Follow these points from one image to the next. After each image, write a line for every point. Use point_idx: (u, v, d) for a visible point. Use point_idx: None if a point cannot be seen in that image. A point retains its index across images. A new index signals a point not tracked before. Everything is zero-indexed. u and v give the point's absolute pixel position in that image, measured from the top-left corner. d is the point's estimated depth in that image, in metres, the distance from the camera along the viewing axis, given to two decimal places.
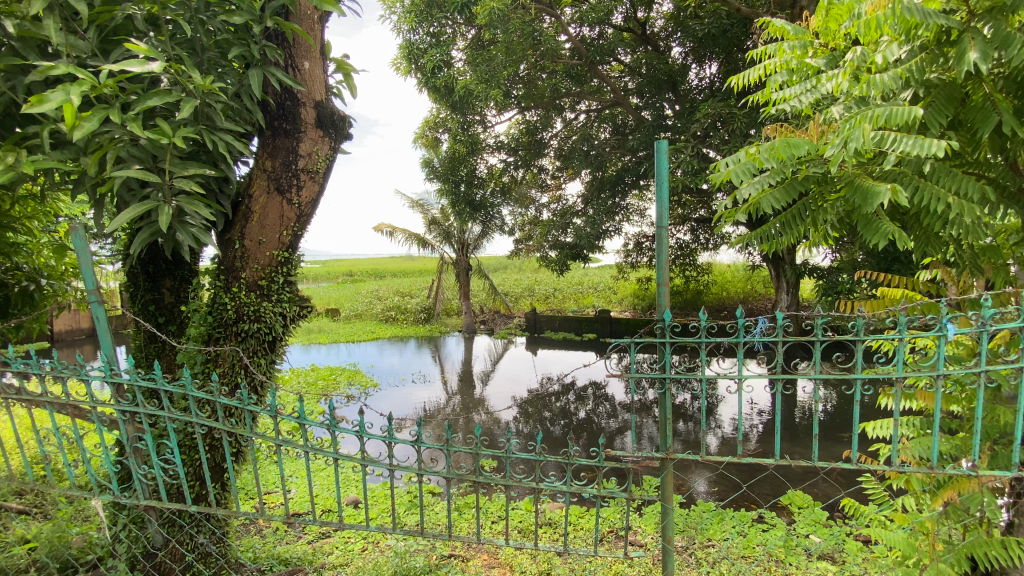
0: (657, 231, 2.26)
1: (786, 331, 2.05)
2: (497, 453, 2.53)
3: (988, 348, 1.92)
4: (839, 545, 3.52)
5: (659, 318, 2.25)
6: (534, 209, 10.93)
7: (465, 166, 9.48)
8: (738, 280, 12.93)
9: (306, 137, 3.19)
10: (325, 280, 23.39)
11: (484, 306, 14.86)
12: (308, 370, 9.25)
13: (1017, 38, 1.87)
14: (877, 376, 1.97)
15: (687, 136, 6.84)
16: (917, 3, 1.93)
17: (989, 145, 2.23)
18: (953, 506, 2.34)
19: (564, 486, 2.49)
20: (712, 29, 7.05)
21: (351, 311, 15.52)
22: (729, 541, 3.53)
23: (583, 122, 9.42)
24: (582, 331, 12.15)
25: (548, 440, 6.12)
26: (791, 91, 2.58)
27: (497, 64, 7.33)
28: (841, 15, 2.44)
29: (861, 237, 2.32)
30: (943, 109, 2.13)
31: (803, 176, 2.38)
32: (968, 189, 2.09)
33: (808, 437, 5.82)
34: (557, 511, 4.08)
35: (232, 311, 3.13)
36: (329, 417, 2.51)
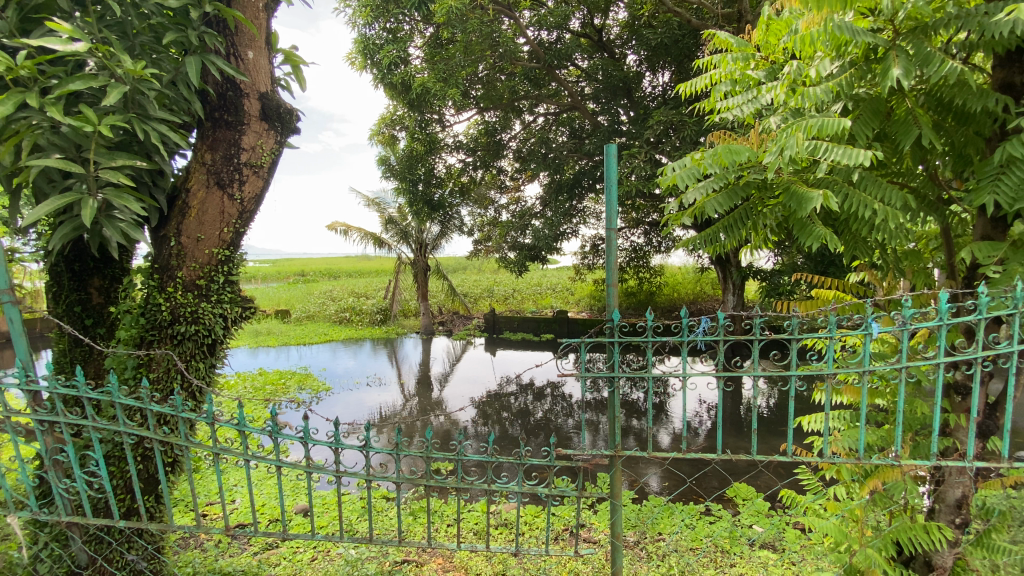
0: (606, 232, 2.28)
1: (727, 330, 2.11)
2: (448, 456, 2.51)
3: (909, 345, 2.06)
4: (778, 534, 3.70)
5: (608, 319, 2.28)
6: (493, 210, 10.89)
7: (424, 164, 9.31)
8: (689, 280, 13.41)
9: (249, 130, 3.05)
10: (275, 279, 22.38)
11: (443, 307, 14.70)
12: (255, 374, 8.88)
13: (935, 57, 2.01)
14: (812, 372, 2.06)
15: (641, 141, 7.03)
16: (846, 22, 2.06)
17: (911, 157, 2.39)
18: (879, 494, 2.49)
19: (515, 487, 2.49)
20: (664, 39, 7.27)
21: (303, 312, 14.97)
22: (678, 535, 3.65)
23: (541, 125, 9.51)
24: (540, 331, 12.26)
25: (502, 440, 6.14)
26: (734, 100, 2.64)
27: (455, 63, 7.35)
28: (780, 29, 2.53)
29: (797, 240, 2.43)
30: (870, 122, 2.26)
31: (744, 182, 2.46)
32: (891, 197, 2.24)
33: (751, 431, 6.08)
34: (512, 512, 4.07)
35: (167, 312, 2.95)
36: (272, 423, 2.39)
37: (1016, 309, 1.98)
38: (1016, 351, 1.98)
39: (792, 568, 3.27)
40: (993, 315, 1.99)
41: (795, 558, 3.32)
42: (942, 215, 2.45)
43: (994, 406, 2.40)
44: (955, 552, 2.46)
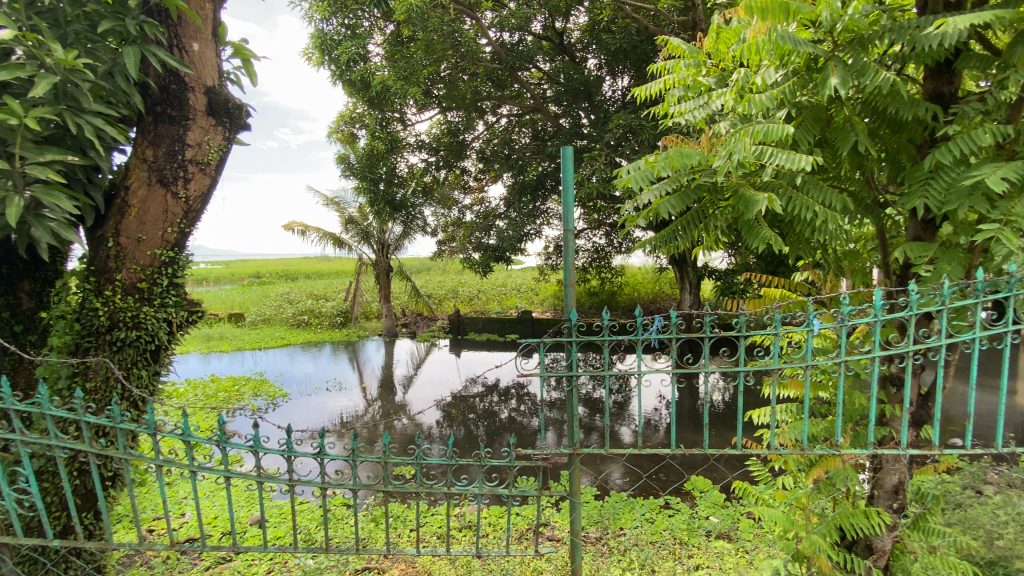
0: (564, 234, 2.30)
1: (680, 329, 2.17)
2: (406, 461, 2.48)
3: (848, 340, 2.17)
4: (733, 524, 3.83)
5: (566, 318, 2.30)
6: (456, 210, 10.84)
7: (385, 163, 9.13)
8: (648, 280, 13.73)
9: (195, 125, 2.91)
10: (229, 282, 21.42)
11: (406, 308, 14.48)
12: (206, 382, 8.48)
13: (869, 68, 2.13)
14: (759, 368, 2.14)
15: (602, 144, 7.16)
16: (788, 32, 2.16)
17: (849, 162, 2.52)
18: (823, 482, 2.62)
19: (475, 489, 2.47)
20: (623, 44, 7.45)
21: (258, 315, 14.41)
22: (638, 529, 3.72)
23: (504, 126, 9.52)
24: (505, 331, 12.28)
25: (461, 443, 6.08)
26: (686, 105, 2.71)
27: (416, 61, 7.29)
28: (730, 38, 2.62)
29: (745, 241, 2.52)
30: (811, 128, 2.38)
31: (696, 184, 2.55)
32: (831, 200, 2.36)
33: (703, 425, 6.31)
34: (475, 513, 4.06)
35: (105, 318, 2.79)
36: (220, 432, 2.29)
37: (942, 305, 2.12)
38: (943, 344, 2.12)
39: (747, 557, 3.38)
40: (923, 311, 2.12)
41: (749, 547, 3.45)
42: (878, 217, 2.60)
43: (926, 396, 2.54)
44: (893, 535, 2.60)
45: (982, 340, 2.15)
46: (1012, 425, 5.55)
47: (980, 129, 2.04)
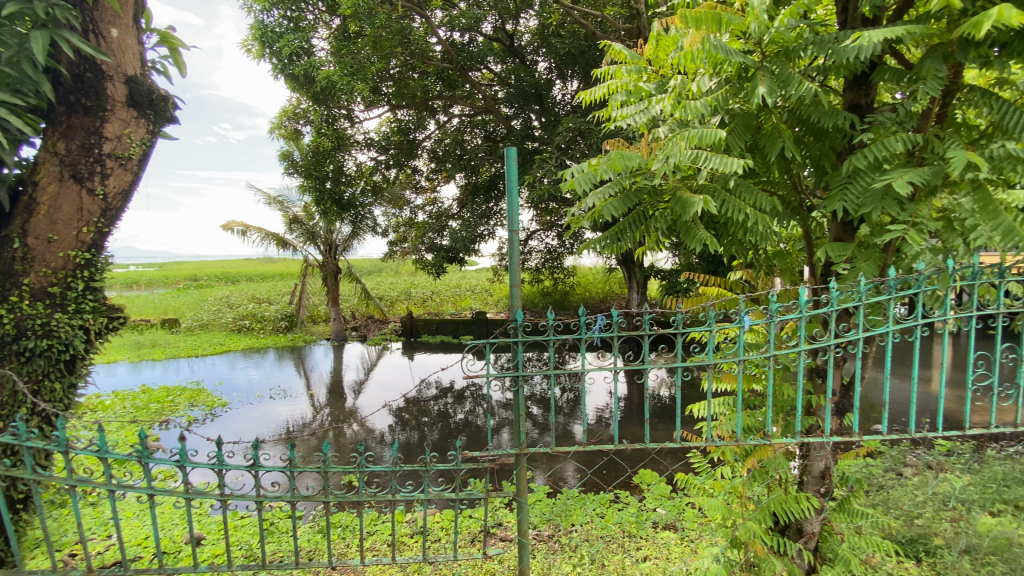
0: (509, 234, 2.29)
1: (621, 327, 2.22)
2: (347, 470, 2.39)
3: (777, 334, 2.30)
4: (679, 515, 3.97)
5: (512, 319, 2.29)
6: (408, 211, 10.66)
7: (332, 161, 8.84)
8: (599, 280, 14.05)
9: (114, 117, 2.71)
10: (162, 286, 20.08)
11: (356, 311, 14.08)
12: (136, 393, 7.91)
13: (793, 78, 2.27)
14: (696, 363, 2.23)
15: (552, 147, 7.26)
16: (720, 42, 2.27)
17: (777, 168, 2.67)
18: (757, 471, 2.74)
19: (421, 494, 2.41)
20: (571, 49, 7.60)
21: (194, 320, 13.59)
22: (589, 525, 3.78)
23: (456, 126, 9.45)
24: (459, 333, 12.19)
25: (404, 448, 5.93)
26: (628, 110, 2.77)
27: (363, 57, 7.12)
28: (669, 46, 2.71)
29: (683, 242, 2.62)
30: (742, 134, 2.51)
31: (637, 187, 2.62)
32: (761, 202, 2.49)
33: (642, 419, 6.53)
34: (427, 518, 4.01)
35: (9, 326, 2.55)
36: (142, 447, 2.14)
37: (859, 301, 2.27)
38: (861, 337, 2.28)
39: (691, 546, 3.51)
40: (842, 307, 2.27)
41: (692, 537, 3.58)
42: (804, 219, 2.76)
43: (848, 386, 2.71)
44: (821, 518, 2.75)
45: (895, 332, 2.32)
46: (925, 411, 6.07)
47: (891, 138, 2.20)
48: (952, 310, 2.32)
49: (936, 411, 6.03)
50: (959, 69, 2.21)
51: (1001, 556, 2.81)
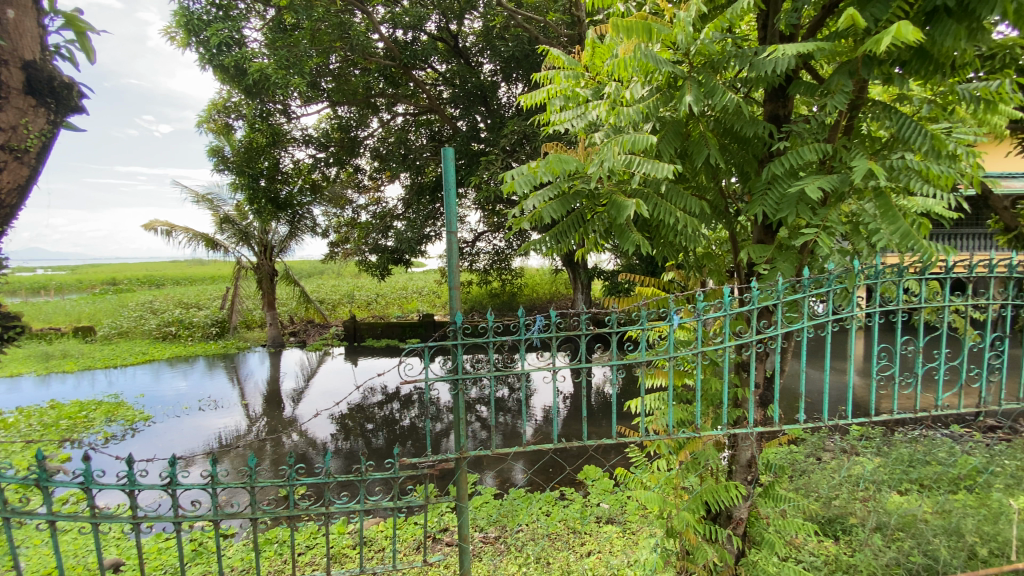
0: (447, 236, 2.25)
1: (559, 328, 2.26)
2: (275, 484, 2.27)
3: (705, 331, 2.42)
4: (622, 509, 4.08)
5: (451, 321, 2.26)
6: (350, 211, 10.38)
7: (267, 158, 8.45)
8: (546, 281, 14.27)
9: (5, 105, 2.15)
10: (76, 291, 18.37)
11: (295, 315, 13.50)
12: (43, 409, 7.19)
13: (717, 89, 2.40)
14: (631, 360, 2.31)
15: (497, 149, 7.30)
16: (650, 52, 2.37)
17: (705, 174, 2.80)
18: (689, 462, 2.85)
19: (356, 505, 2.32)
20: (515, 52, 7.69)
21: (112, 328, 12.55)
22: (536, 525, 3.80)
23: (399, 125, 9.29)
24: (405, 336, 11.96)
25: (343, 457, 5.73)
26: (565, 114, 2.82)
27: (300, 50, 6.86)
28: (604, 54, 2.75)
29: (618, 244, 2.70)
30: (672, 141, 2.62)
31: (574, 190, 2.68)
32: (689, 206, 2.62)
33: (582, 419, 6.63)
34: (371, 528, 3.91)
35: None
36: (38, 471, 1.94)
37: (777, 299, 2.43)
38: (779, 332, 2.44)
39: (632, 540, 3.60)
40: (762, 305, 2.43)
41: (633, 529, 3.69)
42: (730, 222, 2.91)
43: (770, 379, 2.87)
44: (748, 505, 2.88)
45: (809, 328, 2.50)
46: (841, 399, 6.60)
47: (805, 147, 2.38)
48: (858, 307, 2.52)
49: (851, 399, 6.58)
50: (864, 85, 2.41)
51: (908, 531, 3.07)
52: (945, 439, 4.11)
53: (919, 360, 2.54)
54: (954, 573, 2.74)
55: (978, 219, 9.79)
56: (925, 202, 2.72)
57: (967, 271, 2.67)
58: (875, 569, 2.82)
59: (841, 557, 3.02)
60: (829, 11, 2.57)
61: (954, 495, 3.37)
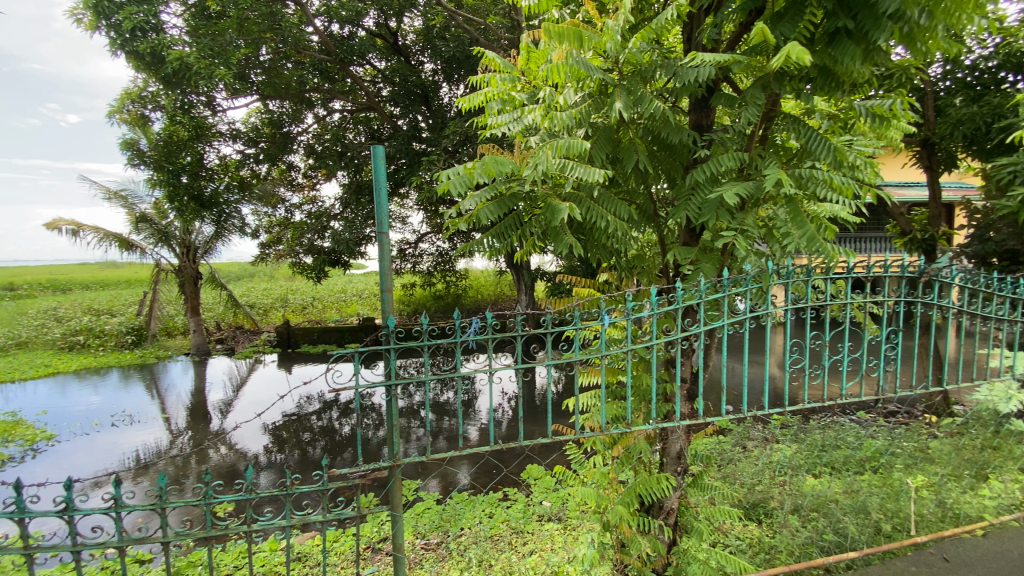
0: (379, 237, 2.17)
1: (495, 329, 2.26)
2: (188, 503, 2.08)
3: (635, 330, 2.50)
4: (563, 506, 4.14)
5: (384, 325, 2.20)
6: (283, 210, 9.99)
7: (189, 153, 7.89)
8: (491, 283, 14.28)
9: None
10: None
11: (222, 322, 12.68)
12: None
13: (644, 97, 2.50)
14: (565, 360, 2.35)
15: (439, 149, 7.22)
16: (582, 59, 2.43)
17: (635, 180, 2.91)
18: (623, 457, 2.93)
19: (282, 521, 2.17)
20: (456, 53, 7.68)
21: (6, 338, 11.25)
22: (478, 527, 3.78)
23: (336, 122, 8.97)
24: (344, 341, 11.56)
25: (277, 470, 5.46)
26: (502, 117, 2.82)
27: (226, 39, 6.48)
28: (539, 58, 2.78)
29: (553, 246, 2.75)
30: (604, 147, 2.71)
31: (511, 193, 2.69)
32: (620, 210, 2.70)
33: (526, 419, 6.68)
34: (307, 543, 3.75)
35: None
36: None
37: (700, 299, 2.57)
38: (702, 330, 2.57)
39: (571, 536, 3.66)
40: (686, 305, 2.55)
41: (573, 525, 3.75)
42: (659, 226, 3.04)
43: (696, 374, 3.01)
44: (678, 496, 2.98)
45: (729, 325, 2.65)
46: (767, 391, 7.03)
47: (724, 155, 2.52)
48: (773, 305, 2.71)
49: (775, 391, 7.03)
50: (776, 99, 2.58)
51: (820, 511, 3.32)
52: (851, 424, 4.52)
53: (827, 352, 2.74)
54: (861, 547, 2.99)
55: (879, 223, 10.84)
56: (832, 208, 2.96)
57: (866, 271, 2.93)
58: (793, 548, 3.04)
59: (763, 539, 3.23)
60: (746, 28, 2.74)
61: (860, 475, 3.70)
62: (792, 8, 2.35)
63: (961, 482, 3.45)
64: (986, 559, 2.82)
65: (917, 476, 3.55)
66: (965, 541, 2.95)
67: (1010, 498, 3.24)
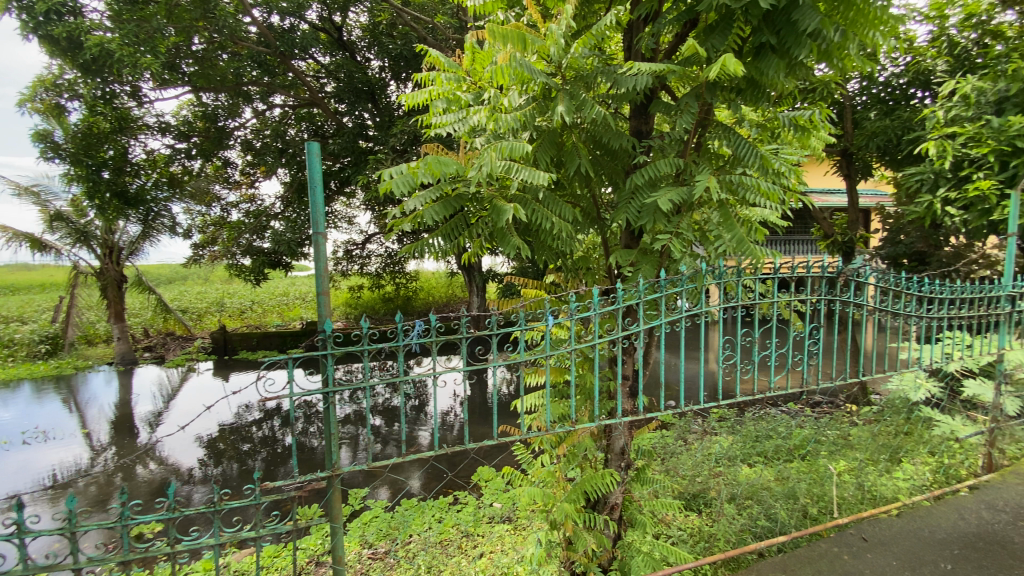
0: (314, 238, 2.09)
1: (438, 332, 2.22)
2: (102, 525, 1.91)
3: (578, 330, 2.54)
4: (513, 507, 4.15)
5: (321, 329, 2.11)
6: (217, 209, 9.55)
7: (111, 146, 7.31)
8: (442, 285, 14.16)
9: None
10: None
11: (150, 328, 11.83)
12: None
13: (586, 103, 2.55)
14: (510, 361, 2.34)
15: (387, 149, 7.07)
16: (526, 63, 2.45)
17: (579, 183, 2.96)
18: (568, 455, 2.97)
19: (211, 540, 2.02)
20: (403, 51, 7.56)
21: None
22: (427, 532, 3.73)
23: (277, 117, 8.60)
24: (287, 346, 11.08)
25: (213, 483, 5.17)
26: (447, 118, 2.79)
27: (152, 25, 6.07)
28: (484, 59, 2.77)
29: (499, 248, 2.75)
30: (548, 150, 2.74)
31: (455, 194, 2.67)
32: (564, 212, 2.74)
33: (477, 421, 6.66)
34: (243, 560, 3.56)
35: None
36: None
37: (639, 299, 2.64)
38: (642, 329, 2.64)
39: (521, 536, 3.68)
40: (627, 304, 2.62)
41: (523, 525, 3.77)
42: (602, 228, 3.10)
43: (638, 371, 3.10)
44: (623, 491, 3.04)
45: (667, 324, 2.75)
46: (707, 387, 7.37)
47: (661, 161, 2.63)
48: (706, 304, 2.84)
49: (715, 387, 7.37)
50: (710, 108, 2.70)
51: (754, 499, 3.50)
52: (782, 415, 4.81)
53: (758, 348, 2.89)
54: (790, 531, 3.16)
55: (806, 226, 11.61)
56: (761, 212, 3.13)
57: (791, 272, 3.12)
58: (729, 536, 3.16)
59: (702, 529, 3.36)
60: (682, 39, 2.85)
61: (790, 463, 3.95)
62: (722, 22, 2.47)
63: (878, 466, 3.73)
64: (900, 537, 2.95)
65: (840, 461, 3.82)
66: (881, 520, 3.10)
67: (921, 479, 3.52)
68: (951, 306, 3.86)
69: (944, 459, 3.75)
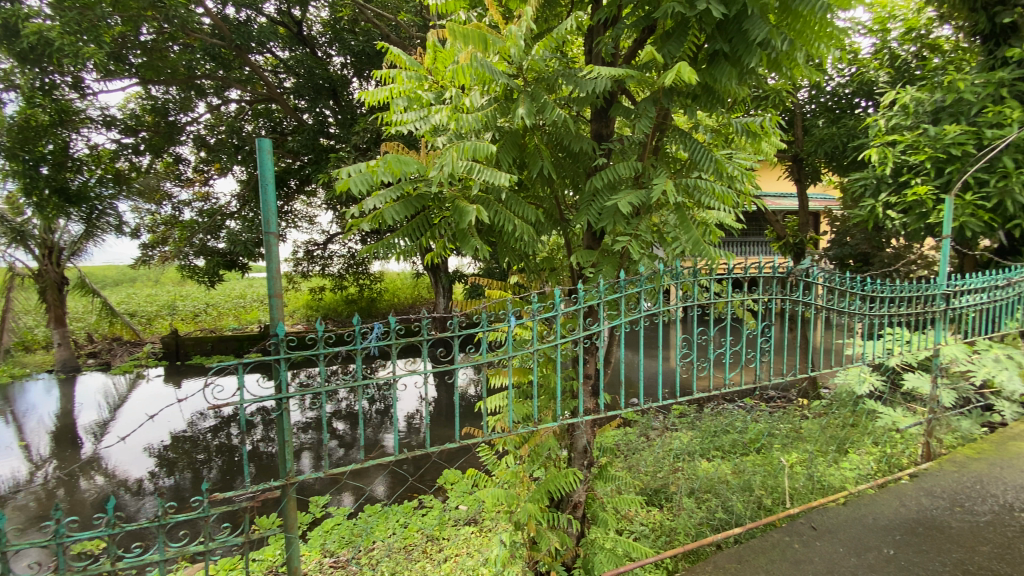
0: (266, 238, 2.03)
1: (398, 335, 2.19)
2: (34, 544, 1.79)
3: (541, 331, 2.55)
4: (478, 509, 4.13)
5: (274, 332, 2.04)
6: (168, 207, 9.15)
7: (50, 140, 6.90)
8: (407, 286, 14.00)
9: None
10: None
11: (95, 333, 11.19)
12: None
13: (547, 105, 2.57)
14: (471, 363, 2.33)
15: (349, 147, 6.93)
16: (487, 63, 2.44)
17: (541, 183, 2.97)
18: (531, 455, 2.97)
19: (155, 556, 1.91)
20: (364, 48, 7.41)
21: None
22: (391, 538, 3.67)
23: (233, 112, 8.29)
24: (244, 351, 10.69)
25: (163, 495, 4.94)
26: (408, 116, 2.75)
27: (95, 13, 5.76)
28: (446, 58, 2.74)
29: (461, 248, 2.73)
30: (510, 151, 2.75)
31: (416, 194, 2.63)
32: (526, 213, 2.75)
33: (443, 424, 6.60)
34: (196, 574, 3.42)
35: None
36: None
37: (600, 299, 2.68)
38: (602, 328, 2.68)
39: (486, 538, 3.67)
40: (587, 305, 2.65)
41: (489, 527, 3.75)
42: (565, 229, 3.12)
43: (600, 370, 3.14)
44: (585, 488, 3.07)
45: (628, 323, 2.79)
46: (669, 385, 7.56)
47: (620, 164, 2.67)
48: (664, 304, 2.91)
49: (676, 384, 7.56)
50: (667, 113, 2.76)
51: (712, 492, 3.60)
52: (738, 411, 4.97)
53: (715, 346, 2.97)
54: (745, 522, 3.28)
55: (760, 228, 12.06)
56: (716, 215, 3.22)
57: (744, 272, 3.23)
58: (689, 529, 3.26)
59: (663, 524, 3.44)
60: (641, 44, 2.91)
61: (745, 457, 4.10)
62: (678, 28, 2.53)
63: (827, 457, 3.91)
64: (846, 524, 3.10)
65: (792, 454, 3.99)
66: (830, 509, 3.25)
67: (866, 468, 3.72)
68: (892, 304, 4.07)
69: (887, 449, 3.97)
